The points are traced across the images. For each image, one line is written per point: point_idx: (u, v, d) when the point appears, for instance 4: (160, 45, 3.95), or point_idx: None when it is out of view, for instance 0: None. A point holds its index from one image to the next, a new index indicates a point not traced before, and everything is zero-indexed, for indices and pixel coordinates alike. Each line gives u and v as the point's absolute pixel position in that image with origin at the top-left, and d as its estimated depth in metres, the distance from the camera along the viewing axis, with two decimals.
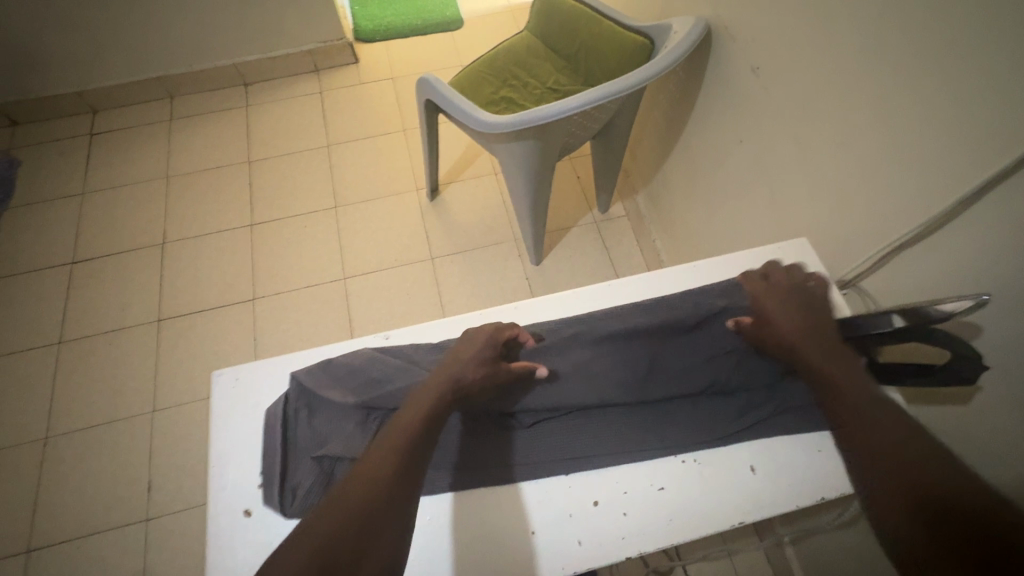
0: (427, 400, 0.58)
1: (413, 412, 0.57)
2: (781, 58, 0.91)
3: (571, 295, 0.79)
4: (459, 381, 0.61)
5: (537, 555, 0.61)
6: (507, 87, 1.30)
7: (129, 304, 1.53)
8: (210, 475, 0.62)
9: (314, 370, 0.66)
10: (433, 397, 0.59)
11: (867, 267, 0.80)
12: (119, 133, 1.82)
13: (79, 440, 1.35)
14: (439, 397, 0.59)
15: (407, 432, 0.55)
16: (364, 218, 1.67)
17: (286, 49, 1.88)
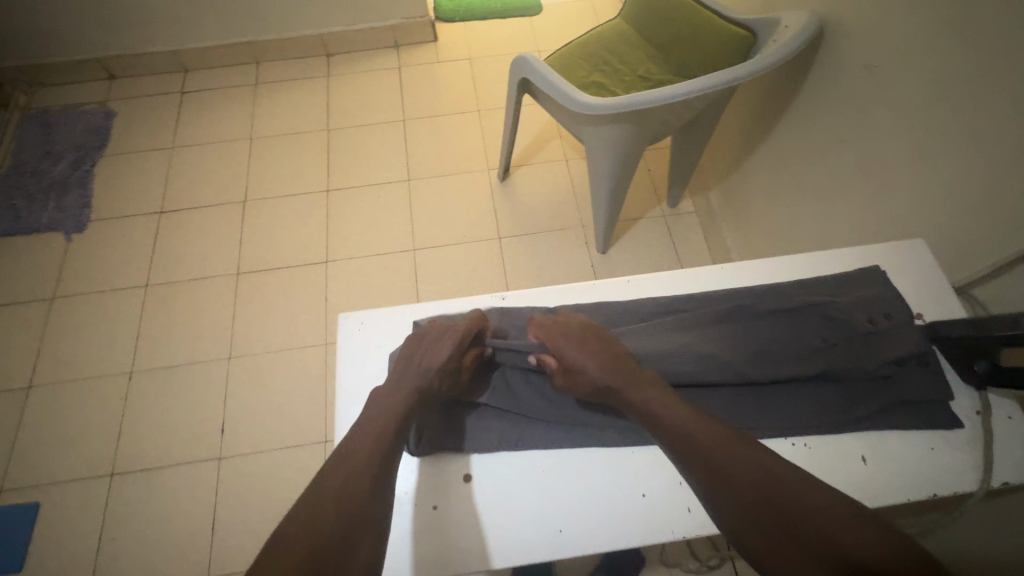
0: (398, 403, 0.61)
1: (385, 414, 0.60)
2: (901, 59, 0.90)
3: (679, 274, 0.77)
4: (426, 382, 0.63)
5: (647, 515, 0.62)
6: (597, 72, 1.31)
7: (211, 256, 1.60)
8: (338, 407, 0.67)
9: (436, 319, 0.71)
10: (399, 396, 0.62)
11: (979, 275, 0.79)
12: (207, 93, 1.90)
13: (160, 378, 1.43)
14: (409, 398, 0.61)
15: (377, 435, 0.58)
16: (435, 193, 1.71)
17: (370, 24, 1.93)
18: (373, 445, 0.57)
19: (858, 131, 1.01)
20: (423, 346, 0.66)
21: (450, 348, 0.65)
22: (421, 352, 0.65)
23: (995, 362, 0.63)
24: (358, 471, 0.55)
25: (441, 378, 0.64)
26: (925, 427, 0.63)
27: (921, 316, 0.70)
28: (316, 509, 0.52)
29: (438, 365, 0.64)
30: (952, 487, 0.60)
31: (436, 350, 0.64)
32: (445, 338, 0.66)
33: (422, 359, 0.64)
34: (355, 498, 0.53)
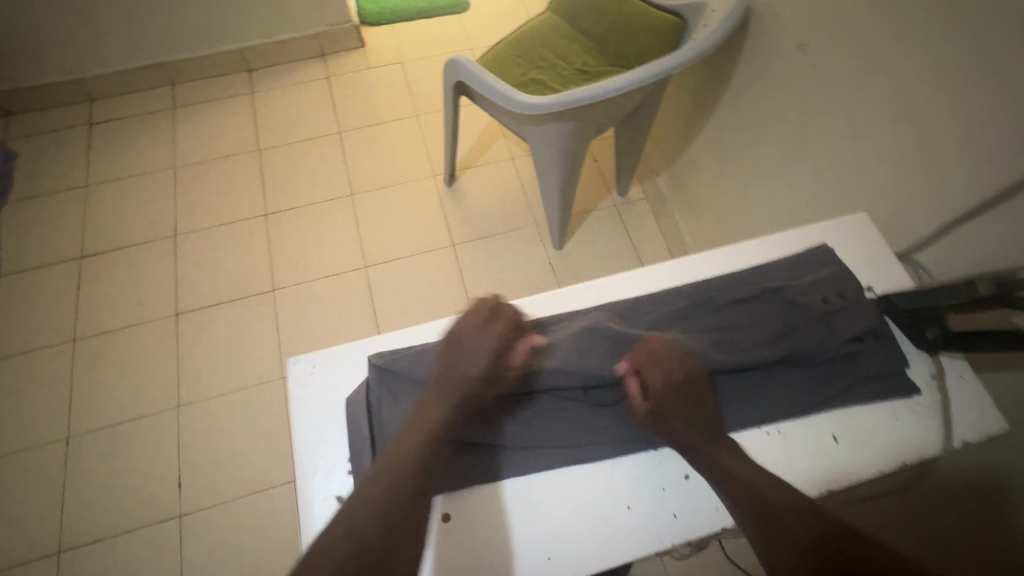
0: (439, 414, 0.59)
1: (423, 432, 0.57)
2: (828, 35, 0.92)
3: (637, 274, 0.76)
4: (466, 392, 0.60)
5: (635, 527, 0.61)
6: (535, 68, 1.28)
7: (146, 299, 1.49)
8: (297, 464, 0.59)
9: (390, 353, 0.63)
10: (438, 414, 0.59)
11: (922, 241, 0.82)
12: (120, 122, 1.76)
13: (104, 438, 1.32)
14: (444, 412, 0.59)
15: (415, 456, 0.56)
16: (381, 206, 1.65)
17: (291, 33, 1.83)
18: (411, 464, 0.55)
19: (795, 107, 1.03)
20: (465, 347, 0.62)
21: (490, 355, 0.62)
22: (461, 357, 0.62)
23: (945, 328, 0.65)
24: (390, 495, 0.52)
25: (484, 389, 0.61)
26: (888, 399, 0.65)
27: (872, 288, 0.72)
28: (344, 524, 0.51)
29: (480, 373, 0.61)
30: (919, 454, 0.62)
31: (476, 357, 0.62)
32: (489, 342, 0.63)
33: (460, 367, 0.61)
34: (398, 512, 0.52)
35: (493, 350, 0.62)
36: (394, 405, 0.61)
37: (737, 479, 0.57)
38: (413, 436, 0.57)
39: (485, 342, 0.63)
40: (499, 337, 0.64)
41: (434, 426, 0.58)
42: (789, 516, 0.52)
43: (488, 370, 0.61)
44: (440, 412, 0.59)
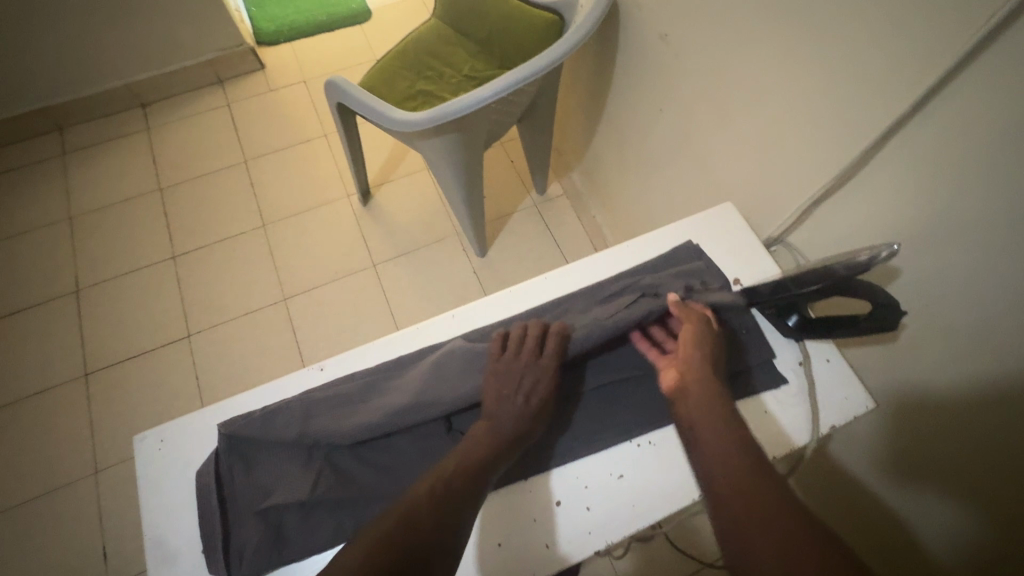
0: (489, 440, 0.56)
1: (466, 459, 0.54)
2: (691, 23, 0.92)
3: (503, 294, 0.73)
4: (518, 428, 0.57)
5: (508, 564, 0.59)
6: (423, 79, 1.25)
7: (50, 363, 1.40)
8: (145, 550, 0.56)
9: (240, 418, 0.59)
10: (487, 440, 0.56)
11: (790, 223, 0.84)
12: (4, 177, 1.65)
13: (17, 517, 1.25)
14: (496, 447, 0.55)
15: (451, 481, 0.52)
16: (295, 234, 1.59)
17: (181, 62, 1.74)
18: (451, 490, 0.51)
19: (676, 96, 1.03)
20: (516, 376, 0.59)
21: (545, 388, 0.59)
22: (509, 386, 0.58)
23: (804, 314, 0.65)
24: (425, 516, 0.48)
25: (535, 416, 0.58)
26: (754, 394, 0.65)
27: (739, 281, 0.72)
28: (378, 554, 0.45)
29: (535, 405, 0.58)
30: (787, 446, 0.63)
31: (530, 387, 0.58)
32: (540, 370, 0.59)
33: (513, 392, 0.58)
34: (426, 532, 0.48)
35: (545, 381, 0.59)
36: (247, 471, 0.57)
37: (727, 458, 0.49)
38: (464, 461, 0.54)
39: (537, 369, 0.59)
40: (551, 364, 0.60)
41: (484, 462, 0.54)
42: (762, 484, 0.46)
43: (541, 404, 0.58)
44: (483, 447, 0.55)
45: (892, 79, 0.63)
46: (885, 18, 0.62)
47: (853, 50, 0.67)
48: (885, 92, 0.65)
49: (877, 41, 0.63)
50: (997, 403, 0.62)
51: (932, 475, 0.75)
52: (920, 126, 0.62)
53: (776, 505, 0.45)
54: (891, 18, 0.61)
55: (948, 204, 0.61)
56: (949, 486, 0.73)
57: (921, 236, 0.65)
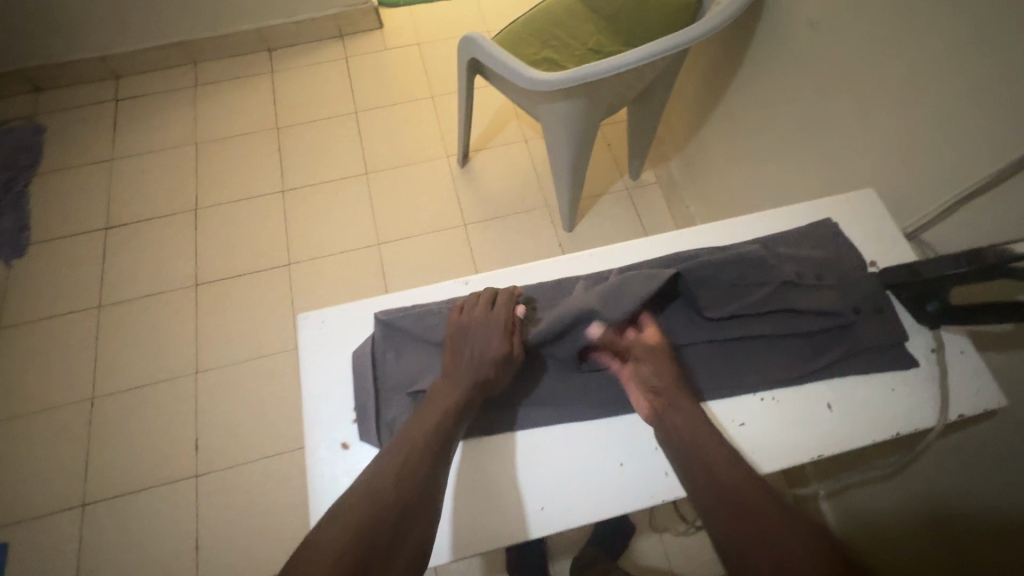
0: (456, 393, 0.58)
1: (436, 410, 0.57)
2: (845, 13, 0.91)
3: (639, 244, 0.77)
4: (479, 375, 0.59)
5: (629, 484, 0.65)
6: (548, 47, 1.29)
7: (166, 270, 1.53)
8: (304, 413, 0.62)
9: (395, 312, 0.66)
10: (452, 395, 0.58)
11: (929, 220, 0.82)
12: (143, 99, 1.80)
13: (125, 400, 1.37)
14: (463, 393, 0.58)
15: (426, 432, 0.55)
16: (394, 185, 1.67)
17: (311, 14, 1.84)
18: (423, 441, 0.54)
19: (810, 89, 1.02)
20: (471, 330, 0.62)
21: (502, 338, 0.61)
22: (468, 339, 0.62)
23: (945, 300, 0.65)
24: (407, 468, 0.52)
25: (497, 368, 0.60)
26: (882, 371, 0.66)
27: (875, 263, 0.72)
28: (361, 499, 0.49)
29: (492, 354, 0.60)
30: (914, 425, 0.64)
31: (485, 339, 0.61)
32: (493, 322, 0.62)
33: (472, 349, 0.61)
34: (408, 484, 0.51)
35: (499, 338, 0.61)
36: (397, 359, 0.63)
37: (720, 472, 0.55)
38: (434, 411, 0.57)
39: (490, 329, 0.62)
40: (503, 317, 0.63)
41: (450, 408, 0.57)
42: (751, 501, 0.52)
43: (498, 352, 0.60)
44: (450, 397, 0.58)
45: None
46: None
47: None
48: None
49: None
50: (998, 455, 0.76)
51: (930, 525, 0.87)
52: None
53: (753, 513, 0.51)
54: None
55: None
56: (939, 538, 0.85)
57: None
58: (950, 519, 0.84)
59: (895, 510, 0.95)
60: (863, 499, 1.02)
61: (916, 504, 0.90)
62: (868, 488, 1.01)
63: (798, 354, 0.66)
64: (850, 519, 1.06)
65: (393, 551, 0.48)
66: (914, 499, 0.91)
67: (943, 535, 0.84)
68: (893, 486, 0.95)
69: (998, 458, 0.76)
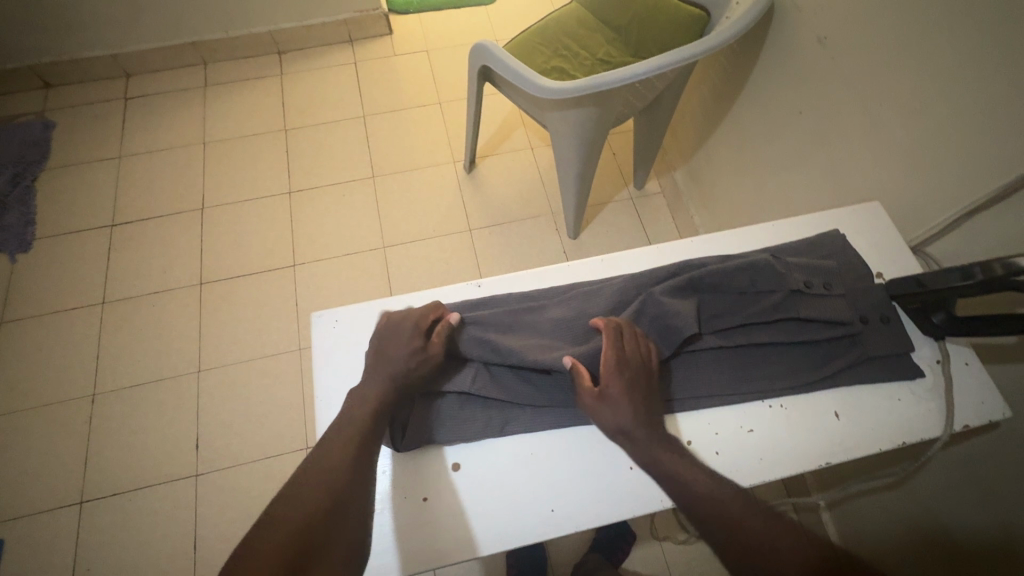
0: (378, 391, 0.60)
1: (358, 410, 0.58)
2: (851, 30, 0.93)
3: (651, 249, 0.77)
4: (399, 370, 0.61)
5: (638, 487, 0.64)
6: (558, 57, 1.30)
7: (172, 268, 1.54)
8: (316, 411, 0.63)
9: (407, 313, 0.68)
10: (374, 394, 0.60)
11: (934, 233, 0.83)
12: (153, 98, 1.82)
13: (126, 397, 1.37)
14: (384, 389, 0.60)
15: (351, 431, 0.57)
16: (401, 189, 1.68)
17: (322, 18, 1.86)
18: (350, 441, 0.56)
19: (818, 102, 1.04)
20: (390, 328, 0.64)
21: (413, 333, 0.63)
22: (387, 337, 0.63)
23: (951, 312, 0.66)
24: (333, 467, 0.54)
25: (414, 362, 0.62)
26: (890, 380, 0.66)
27: (882, 274, 0.73)
28: (286, 504, 0.51)
29: (407, 349, 0.62)
30: (920, 435, 0.64)
31: (397, 335, 0.63)
32: (408, 320, 0.64)
33: (386, 348, 0.62)
34: (335, 483, 0.53)
35: (412, 336, 0.63)
36: None
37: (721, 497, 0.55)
38: (358, 411, 0.58)
39: (403, 328, 0.64)
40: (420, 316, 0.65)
41: (373, 406, 0.58)
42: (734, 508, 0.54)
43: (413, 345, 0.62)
44: (374, 395, 0.59)
45: None
46: None
47: None
48: None
49: None
50: (997, 464, 0.77)
51: (933, 537, 0.88)
52: None
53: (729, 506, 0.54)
54: None
55: None
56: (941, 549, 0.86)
57: None
58: (950, 529, 0.85)
59: (895, 522, 0.96)
60: (863, 509, 1.03)
61: (917, 513, 0.91)
62: (869, 498, 1.02)
63: (806, 362, 0.67)
64: (848, 531, 1.07)
65: (324, 549, 0.49)
66: (914, 509, 0.92)
67: (943, 545, 0.86)
68: (893, 496, 0.96)
69: (999, 468, 0.77)
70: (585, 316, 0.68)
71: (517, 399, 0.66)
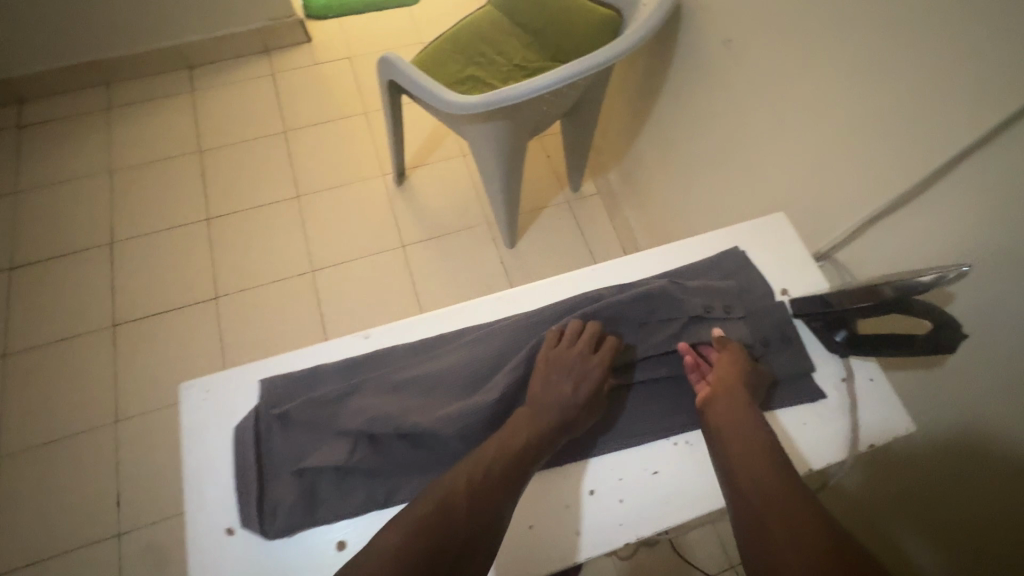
0: (532, 427, 0.58)
1: (504, 446, 0.56)
2: (757, 32, 0.92)
3: (551, 280, 0.74)
4: (561, 416, 0.59)
5: (543, 547, 0.60)
6: (473, 65, 1.24)
7: (81, 311, 1.43)
8: (183, 497, 0.58)
9: (278, 381, 0.63)
10: (528, 427, 0.58)
11: (843, 238, 0.83)
12: (50, 125, 1.67)
13: (36, 457, 1.27)
14: (540, 430, 0.58)
15: (498, 469, 0.55)
16: (328, 207, 1.60)
17: (232, 29, 1.75)
18: (490, 483, 0.54)
19: (731, 105, 1.02)
20: (566, 365, 0.61)
21: (595, 377, 0.61)
22: (558, 375, 0.61)
23: (852, 331, 0.65)
24: (466, 508, 0.51)
25: (577, 407, 0.60)
26: (796, 405, 0.66)
27: (786, 290, 0.73)
28: (415, 531, 0.50)
29: (583, 397, 0.60)
30: (826, 459, 0.64)
31: (580, 376, 0.61)
32: (593, 363, 0.62)
33: (558, 383, 0.60)
34: (462, 525, 0.51)
35: (593, 377, 0.61)
36: (283, 433, 0.59)
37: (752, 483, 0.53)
38: (505, 447, 0.56)
39: (588, 364, 0.61)
40: (603, 357, 0.62)
41: (525, 443, 0.56)
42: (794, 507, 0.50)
43: (589, 395, 0.61)
44: (527, 435, 0.57)
45: (968, 101, 0.63)
46: (964, 42, 0.62)
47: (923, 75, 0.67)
48: (967, 107, 0.63)
49: (968, 56, 0.62)
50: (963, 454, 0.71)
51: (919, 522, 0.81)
52: (988, 155, 0.62)
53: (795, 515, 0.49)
54: (973, 42, 0.61)
55: (1022, 231, 0.60)
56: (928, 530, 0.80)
57: (982, 265, 0.64)
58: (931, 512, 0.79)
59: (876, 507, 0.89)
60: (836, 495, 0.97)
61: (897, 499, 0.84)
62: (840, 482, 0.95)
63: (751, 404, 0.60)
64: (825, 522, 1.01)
65: None
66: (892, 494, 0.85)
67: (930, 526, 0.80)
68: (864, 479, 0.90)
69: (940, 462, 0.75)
70: (477, 366, 0.63)
71: (409, 463, 0.59)
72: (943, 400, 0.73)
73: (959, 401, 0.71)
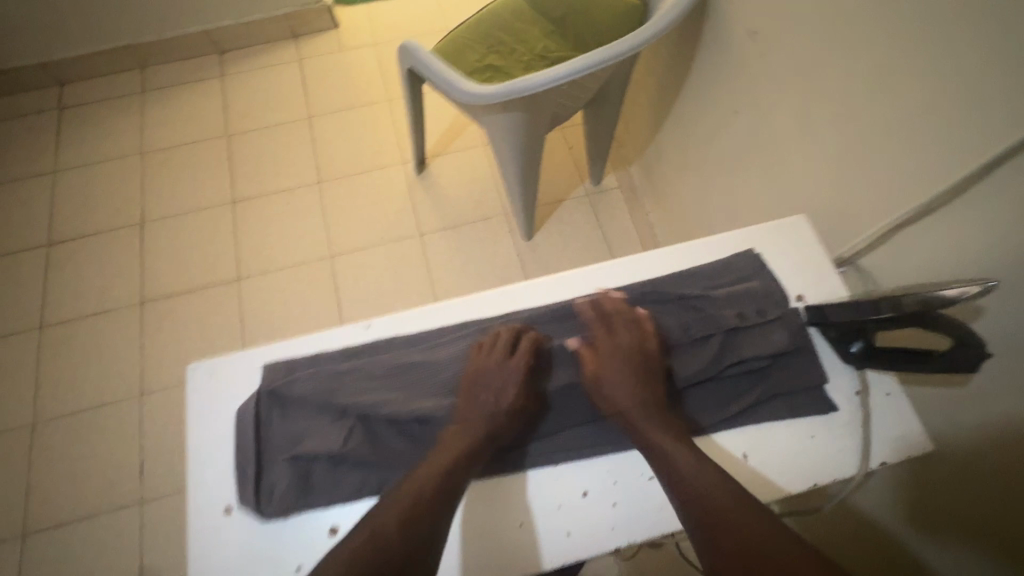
0: (466, 438, 0.60)
1: (443, 456, 0.59)
2: (784, 25, 0.87)
3: (552, 279, 0.75)
4: (486, 428, 0.60)
5: (538, 545, 0.62)
6: (494, 53, 1.23)
7: (111, 288, 1.49)
8: (187, 474, 0.63)
9: (279, 366, 0.66)
10: (461, 439, 0.60)
11: (862, 245, 0.79)
12: (88, 107, 1.73)
13: (67, 425, 1.33)
14: (472, 439, 0.60)
15: (433, 479, 0.57)
16: (349, 194, 1.62)
17: (261, 14, 1.77)
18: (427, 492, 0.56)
19: (755, 100, 0.98)
20: (484, 376, 0.63)
21: (514, 386, 0.63)
22: (478, 389, 0.63)
23: (869, 342, 0.65)
24: (404, 519, 0.53)
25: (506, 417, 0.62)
26: (801, 416, 0.66)
27: (802, 297, 0.73)
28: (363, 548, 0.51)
29: (505, 407, 0.62)
30: (831, 475, 0.64)
31: (500, 387, 0.62)
32: (511, 370, 0.63)
33: (482, 393, 0.62)
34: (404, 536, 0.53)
35: (512, 386, 0.63)
36: (282, 418, 0.63)
37: (707, 501, 0.54)
38: (441, 458, 0.58)
39: (505, 370, 0.63)
40: (521, 362, 0.64)
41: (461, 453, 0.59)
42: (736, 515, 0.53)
43: (511, 406, 0.62)
44: (456, 445, 0.59)
45: (1002, 105, 0.59)
46: (1001, 41, 0.58)
47: (956, 75, 0.63)
48: (1000, 111, 0.59)
49: (1002, 57, 0.58)
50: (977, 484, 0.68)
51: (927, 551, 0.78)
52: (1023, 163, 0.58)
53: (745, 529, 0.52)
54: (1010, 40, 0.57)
55: None
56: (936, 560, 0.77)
57: (1011, 281, 0.61)
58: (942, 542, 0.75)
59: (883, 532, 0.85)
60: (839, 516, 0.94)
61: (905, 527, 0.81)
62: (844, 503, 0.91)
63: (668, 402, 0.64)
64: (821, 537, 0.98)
65: None
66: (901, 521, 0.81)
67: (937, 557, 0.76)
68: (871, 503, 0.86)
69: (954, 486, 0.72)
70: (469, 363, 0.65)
71: (397, 454, 0.62)
72: (959, 423, 0.70)
73: (975, 423, 0.68)
